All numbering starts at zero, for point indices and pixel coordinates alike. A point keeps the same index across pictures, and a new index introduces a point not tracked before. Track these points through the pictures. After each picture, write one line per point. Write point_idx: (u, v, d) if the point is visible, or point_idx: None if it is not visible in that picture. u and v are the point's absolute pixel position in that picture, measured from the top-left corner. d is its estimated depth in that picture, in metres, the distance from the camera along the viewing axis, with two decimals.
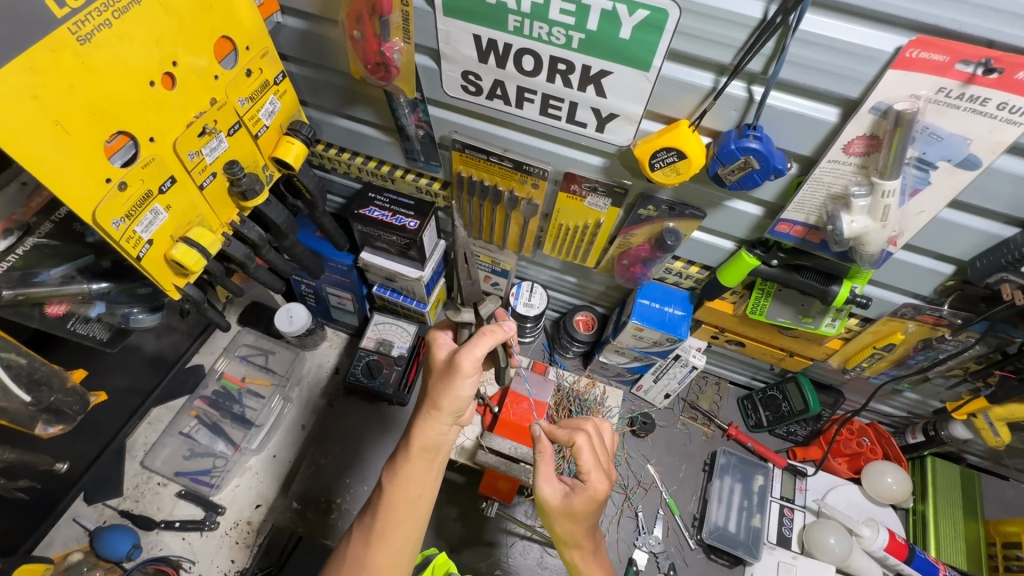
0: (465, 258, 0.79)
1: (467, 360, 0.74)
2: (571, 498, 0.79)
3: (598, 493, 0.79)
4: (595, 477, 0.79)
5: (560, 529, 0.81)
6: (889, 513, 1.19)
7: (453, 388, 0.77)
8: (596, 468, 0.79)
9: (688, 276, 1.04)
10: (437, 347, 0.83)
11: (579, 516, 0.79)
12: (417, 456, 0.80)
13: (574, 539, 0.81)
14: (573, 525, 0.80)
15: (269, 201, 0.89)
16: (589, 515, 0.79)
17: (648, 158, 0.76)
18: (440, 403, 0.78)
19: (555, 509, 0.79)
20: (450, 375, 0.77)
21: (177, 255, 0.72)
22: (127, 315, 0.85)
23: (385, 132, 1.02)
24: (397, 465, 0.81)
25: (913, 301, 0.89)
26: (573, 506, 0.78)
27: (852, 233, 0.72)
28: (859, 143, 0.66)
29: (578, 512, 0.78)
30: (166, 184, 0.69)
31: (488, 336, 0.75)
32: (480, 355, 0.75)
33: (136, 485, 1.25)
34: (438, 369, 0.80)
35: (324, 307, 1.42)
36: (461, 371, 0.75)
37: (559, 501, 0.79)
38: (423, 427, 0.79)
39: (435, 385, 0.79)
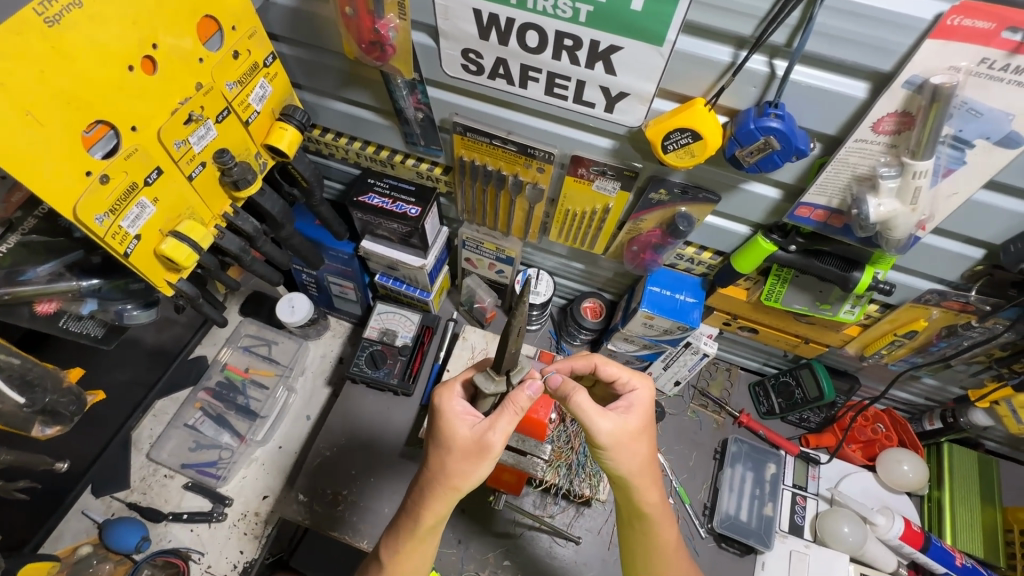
0: (518, 330, 0.69)
1: (498, 439, 0.75)
2: (629, 418, 0.80)
3: (647, 400, 0.83)
4: (639, 386, 0.85)
5: (629, 461, 0.79)
6: (904, 501, 1.17)
7: (474, 469, 0.76)
8: (633, 373, 0.86)
9: (700, 262, 1.00)
10: (451, 418, 0.78)
11: (641, 433, 0.80)
12: (425, 534, 0.80)
13: (643, 472, 0.81)
14: (640, 446, 0.80)
15: (264, 191, 0.85)
16: (646, 428, 0.82)
17: (661, 140, 0.72)
18: (459, 482, 0.77)
19: (622, 433, 0.78)
20: (477, 453, 0.75)
21: (167, 250, 0.69)
22: (121, 312, 0.83)
23: (383, 116, 0.98)
24: (399, 543, 0.82)
25: (938, 286, 0.85)
26: (634, 418, 0.80)
27: (879, 218, 0.67)
28: (890, 121, 0.62)
29: (639, 425, 0.80)
30: (152, 175, 0.65)
31: (513, 414, 0.74)
32: (508, 433, 0.75)
33: (144, 478, 1.25)
34: (460, 447, 0.76)
35: (326, 296, 1.40)
36: (489, 453, 0.75)
37: (619, 429, 0.78)
38: (431, 507, 0.79)
39: (453, 461, 0.76)
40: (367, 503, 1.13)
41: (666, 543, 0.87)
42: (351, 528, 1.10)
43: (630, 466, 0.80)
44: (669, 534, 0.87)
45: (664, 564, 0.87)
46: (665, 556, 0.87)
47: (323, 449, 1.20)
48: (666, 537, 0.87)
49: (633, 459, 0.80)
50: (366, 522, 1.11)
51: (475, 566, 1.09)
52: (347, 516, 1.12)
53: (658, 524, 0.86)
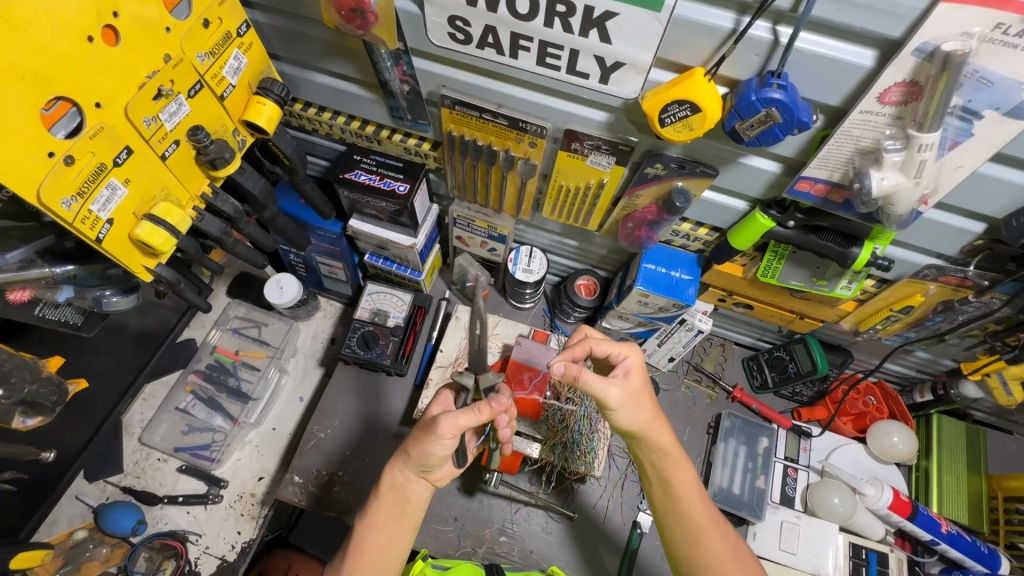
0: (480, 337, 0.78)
1: (447, 426, 0.76)
2: (630, 380, 0.82)
3: (641, 358, 0.85)
4: (630, 352, 0.85)
5: (636, 418, 0.81)
6: (892, 471, 1.19)
7: (425, 445, 0.77)
8: (623, 343, 0.86)
9: (697, 239, 0.98)
10: (433, 406, 0.88)
11: (644, 390, 0.83)
12: (386, 502, 0.82)
13: (653, 424, 0.83)
14: (644, 405, 0.82)
15: (244, 170, 0.81)
16: (646, 389, 0.84)
17: (658, 112, 0.69)
18: (415, 454, 0.80)
19: (625, 398, 0.81)
20: (427, 430, 0.78)
21: (142, 234, 0.65)
22: (99, 298, 0.81)
23: (368, 89, 0.93)
24: (371, 511, 0.83)
25: (937, 261, 0.83)
26: (635, 381, 0.82)
27: (881, 192, 0.65)
28: (897, 91, 0.59)
29: (641, 387, 0.82)
30: (122, 155, 0.61)
31: (477, 412, 0.76)
32: (462, 426, 0.76)
33: (137, 462, 1.24)
34: (422, 420, 0.83)
35: (315, 277, 1.37)
36: (439, 433, 0.76)
37: (624, 394, 0.81)
38: (393, 470, 0.83)
39: (414, 439, 0.80)
40: (363, 483, 1.12)
41: (685, 487, 0.83)
42: (347, 508, 1.10)
43: (645, 417, 0.82)
44: (689, 481, 0.84)
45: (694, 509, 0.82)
46: (687, 499, 0.82)
47: (316, 430, 1.17)
48: (685, 483, 0.84)
49: (642, 416, 0.82)
50: (362, 502, 1.10)
51: (471, 543, 1.10)
52: (343, 495, 1.11)
53: (674, 468, 0.84)
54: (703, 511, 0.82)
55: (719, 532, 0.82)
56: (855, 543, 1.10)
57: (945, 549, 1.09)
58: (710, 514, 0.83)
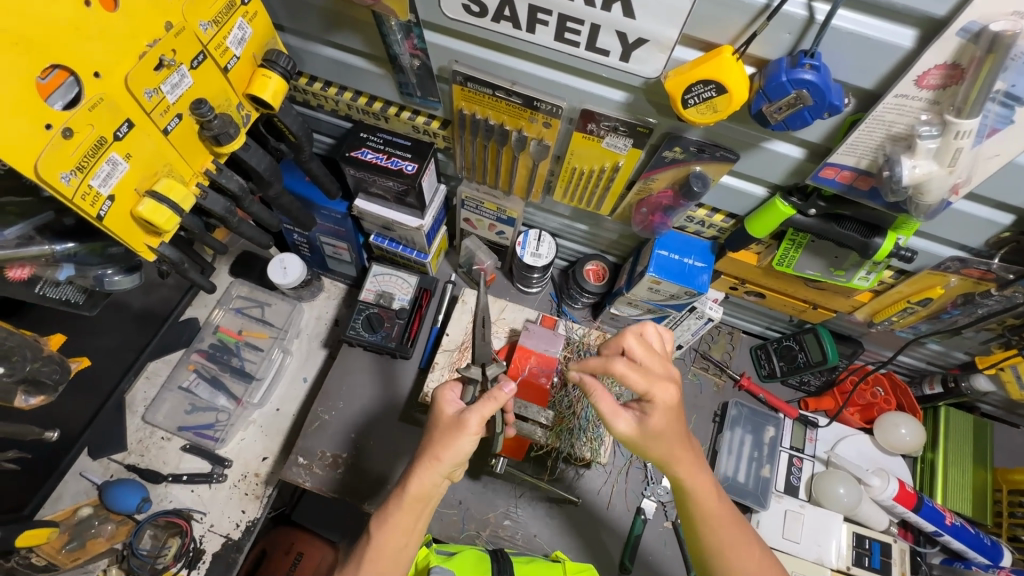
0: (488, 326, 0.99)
1: (474, 420, 0.78)
2: (648, 422, 0.78)
3: (673, 395, 0.77)
4: (659, 389, 0.77)
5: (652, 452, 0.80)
6: (898, 462, 1.18)
7: (455, 443, 0.78)
8: (653, 381, 0.77)
9: (711, 225, 0.96)
10: (444, 403, 0.84)
11: (669, 431, 0.78)
12: (409, 505, 0.79)
13: (676, 456, 0.79)
14: (666, 442, 0.78)
15: (248, 146, 0.78)
16: (672, 426, 0.78)
17: (682, 93, 0.66)
18: (442, 455, 0.79)
19: (642, 433, 0.78)
20: (454, 429, 0.79)
21: (144, 212, 0.63)
22: (100, 277, 0.79)
23: (376, 63, 0.90)
24: (389, 512, 0.80)
25: (959, 253, 0.81)
26: (653, 426, 0.77)
27: (913, 181, 0.63)
28: (936, 74, 0.56)
29: (664, 429, 0.77)
30: (123, 129, 0.59)
31: (492, 401, 0.79)
32: (485, 417, 0.79)
33: (141, 440, 1.24)
34: (444, 422, 0.82)
35: (319, 257, 1.34)
36: (466, 431, 0.78)
37: (639, 430, 0.79)
38: (418, 476, 0.79)
39: (438, 436, 0.80)
40: (367, 465, 1.12)
41: (707, 512, 0.82)
42: (352, 490, 1.09)
43: (664, 450, 0.79)
44: (712, 506, 0.82)
45: (717, 530, 0.81)
46: (707, 523, 0.82)
47: (321, 411, 1.17)
48: (706, 508, 0.82)
49: (659, 451, 0.79)
50: (367, 483, 1.10)
51: (476, 526, 1.10)
52: (348, 477, 1.11)
53: (695, 496, 0.82)
54: (729, 530, 0.82)
55: (744, 548, 0.81)
56: (858, 533, 1.10)
57: (947, 541, 1.09)
58: (735, 534, 0.82)
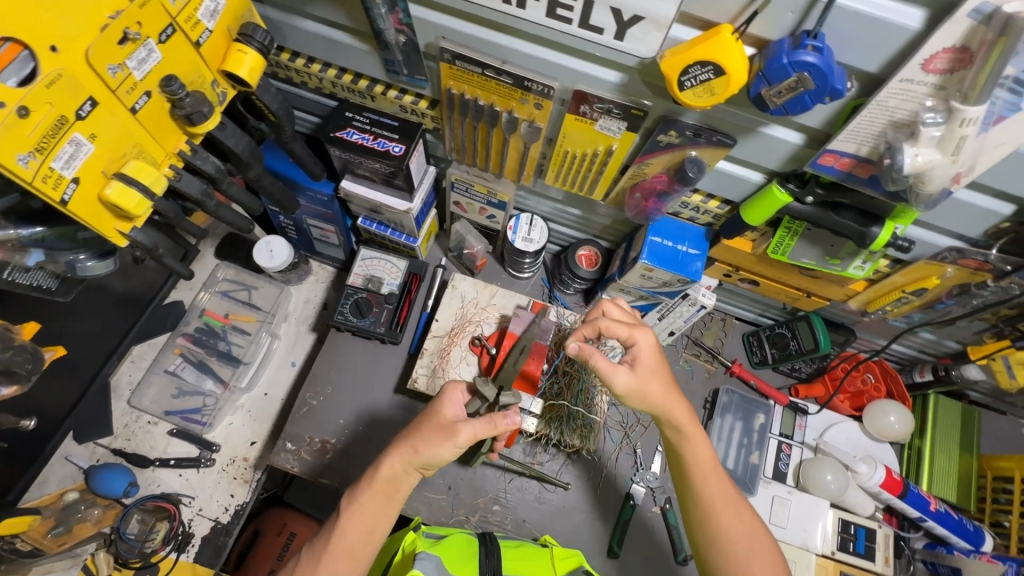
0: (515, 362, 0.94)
1: (466, 433, 0.79)
2: (638, 365, 0.82)
3: (653, 340, 0.83)
4: (644, 336, 0.83)
5: (650, 398, 0.81)
6: (886, 449, 1.19)
7: (437, 447, 0.79)
8: (633, 328, 0.83)
9: (706, 212, 0.94)
10: (444, 405, 0.84)
11: (657, 372, 0.82)
12: (376, 493, 0.81)
13: (670, 402, 0.82)
14: (658, 381, 0.82)
15: (225, 125, 0.75)
16: (659, 364, 0.83)
17: (677, 75, 0.63)
18: (421, 449, 0.80)
19: (638, 376, 0.81)
20: (444, 433, 0.80)
21: (113, 196, 0.60)
22: (72, 263, 0.76)
23: (360, 38, 0.86)
24: (356, 497, 0.81)
25: (957, 243, 0.80)
26: (644, 366, 0.82)
27: (914, 170, 0.61)
28: (943, 58, 0.54)
29: (653, 367, 0.82)
30: (86, 107, 0.55)
31: (490, 424, 0.80)
32: (477, 435, 0.80)
33: (127, 424, 1.22)
34: (436, 422, 0.82)
35: (306, 239, 1.31)
36: (452, 440, 0.79)
37: (634, 377, 0.81)
38: (387, 461, 0.81)
39: (426, 433, 0.81)
40: (356, 452, 1.11)
41: (700, 463, 0.83)
42: (340, 475, 1.09)
43: (658, 391, 0.82)
44: (706, 456, 0.83)
45: (710, 480, 0.82)
46: (700, 476, 0.83)
47: (309, 397, 1.15)
48: (701, 457, 0.83)
49: (656, 396, 0.82)
50: (356, 469, 1.09)
51: (465, 511, 1.10)
52: (336, 463, 1.10)
53: (689, 442, 0.83)
54: (719, 486, 0.82)
55: (732, 501, 0.82)
56: (845, 518, 1.11)
57: (931, 526, 1.11)
58: (724, 485, 0.83)
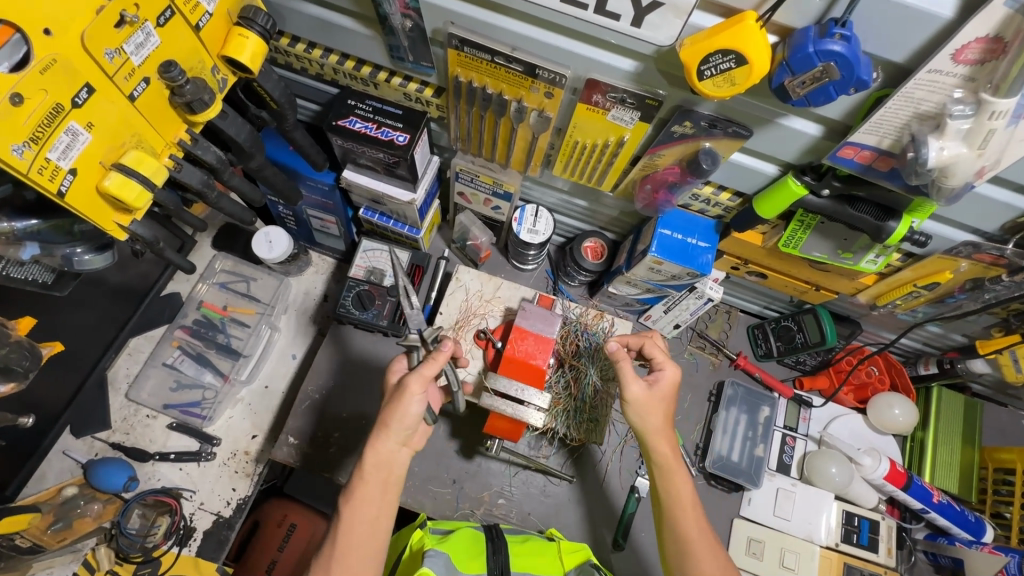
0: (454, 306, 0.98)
1: (415, 381, 0.80)
2: (655, 388, 0.87)
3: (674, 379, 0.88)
4: (668, 367, 0.89)
5: (650, 419, 0.86)
6: (889, 442, 1.20)
7: (402, 405, 0.80)
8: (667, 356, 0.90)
9: (717, 204, 0.92)
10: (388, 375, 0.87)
11: (665, 403, 0.87)
12: (373, 476, 0.79)
13: (660, 431, 0.85)
14: (660, 409, 0.87)
15: (225, 114, 0.72)
16: (671, 399, 0.88)
17: (698, 63, 0.61)
18: (393, 420, 0.80)
19: (650, 396, 0.86)
20: (395, 394, 0.81)
21: (112, 188, 0.58)
22: (69, 257, 0.74)
23: (364, 23, 0.83)
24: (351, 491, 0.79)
25: (972, 237, 0.79)
26: (661, 390, 0.87)
27: (939, 163, 0.60)
28: (976, 48, 0.52)
29: (661, 399, 0.87)
30: (82, 95, 0.53)
31: (435, 361, 0.82)
32: (429, 376, 0.81)
33: (125, 418, 1.20)
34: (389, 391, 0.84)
35: (306, 230, 1.29)
36: (408, 391, 0.80)
37: (645, 396, 0.86)
38: (373, 446, 0.80)
39: (387, 403, 0.82)
40: (359, 446, 1.10)
41: (678, 501, 0.83)
42: (344, 469, 1.08)
43: (654, 427, 0.86)
44: (685, 492, 0.83)
45: (685, 517, 0.82)
46: (676, 512, 0.82)
47: (311, 391, 1.14)
48: (683, 494, 0.83)
49: (653, 422, 0.86)
50: (360, 463, 1.08)
51: (470, 505, 1.09)
52: (340, 457, 1.09)
53: (668, 478, 0.84)
54: (694, 522, 0.81)
55: (706, 538, 0.80)
56: (849, 511, 1.12)
57: (933, 518, 1.11)
58: (700, 523, 0.81)
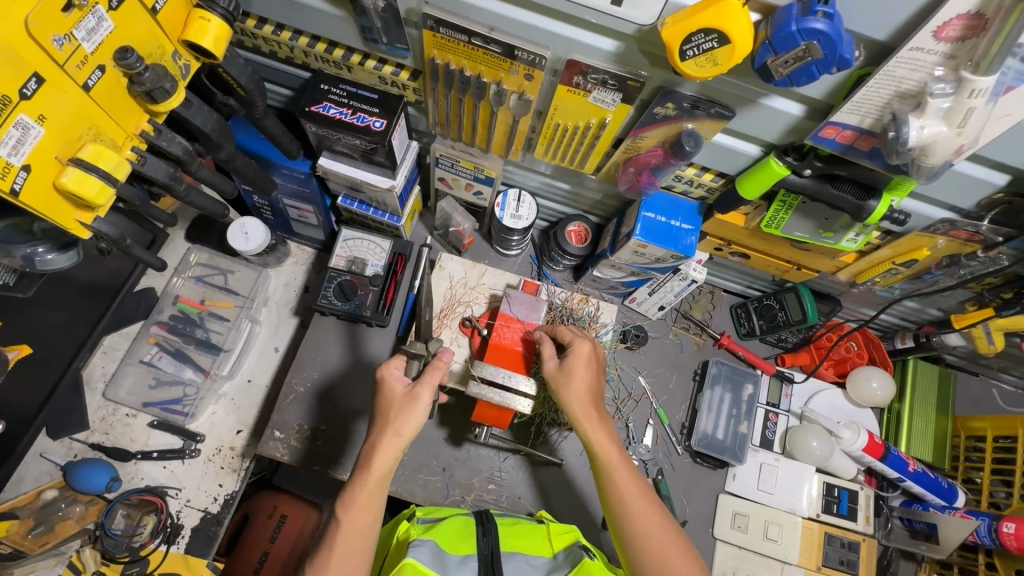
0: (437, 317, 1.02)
1: (425, 389, 0.81)
2: (566, 362, 0.88)
3: (587, 351, 0.89)
4: (578, 341, 0.90)
5: (570, 393, 0.86)
6: (867, 414, 1.23)
7: (412, 416, 0.79)
8: (575, 335, 0.92)
9: (700, 185, 0.92)
10: (390, 381, 0.84)
11: (580, 376, 0.87)
12: (378, 485, 0.77)
13: (585, 402, 0.85)
14: (577, 383, 0.86)
15: (190, 103, 0.68)
16: (583, 372, 0.87)
17: (679, 43, 0.60)
18: (403, 429, 0.79)
19: (563, 372, 0.88)
20: (408, 403, 0.80)
21: (70, 184, 0.55)
22: (30, 257, 0.71)
23: (334, 3, 0.79)
24: (353, 498, 0.75)
25: (949, 214, 0.80)
26: (575, 365, 0.88)
27: (919, 142, 0.59)
28: (957, 25, 0.52)
29: (575, 369, 0.87)
30: (31, 85, 0.50)
31: (437, 369, 0.85)
32: (435, 387, 0.83)
33: (104, 418, 1.17)
34: (394, 400, 0.82)
35: (283, 220, 1.25)
36: (419, 403, 0.81)
37: (558, 371, 0.88)
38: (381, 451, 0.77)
39: (393, 413, 0.80)
40: (347, 438, 1.09)
41: (607, 465, 0.81)
42: (332, 461, 1.07)
43: (574, 402, 0.85)
44: (612, 455, 0.81)
45: (615, 481, 0.79)
46: (608, 478, 0.80)
47: (295, 384, 1.12)
48: (605, 456, 0.81)
49: (573, 392, 0.86)
50: (350, 454, 1.08)
51: (460, 491, 1.10)
52: (327, 450, 1.08)
53: (593, 446, 0.82)
54: (633, 485, 0.78)
55: (639, 497, 0.77)
56: (829, 482, 1.15)
57: (908, 485, 1.15)
58: (632, 485, 0.79)
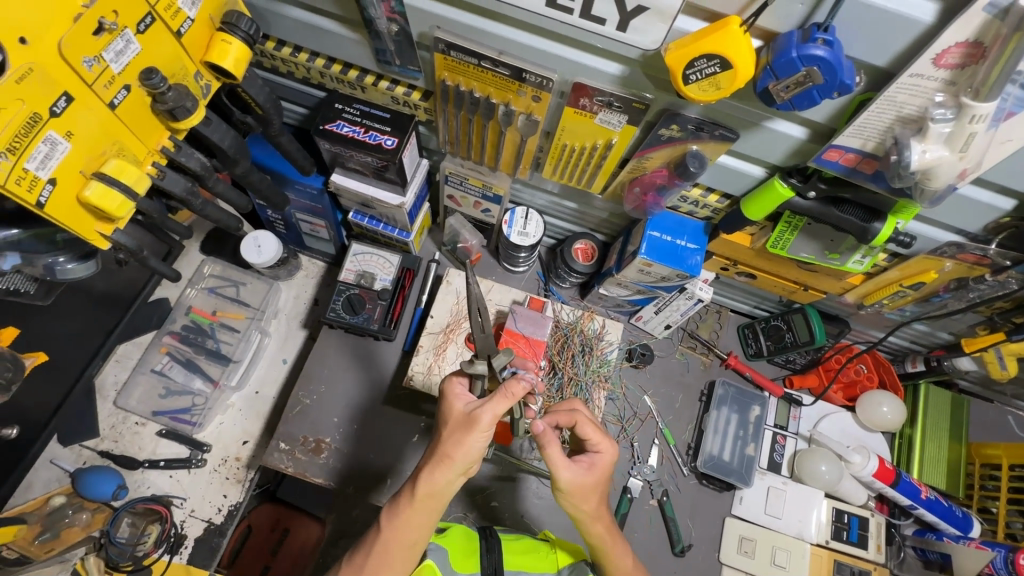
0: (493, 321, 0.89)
1: (485, 416, 0.73)
2: (589, 472, 0.79)
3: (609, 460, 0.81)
4: (604, 448, 0.82)
5: (585, 504, 0.80)
6: (878, 439, 1.21)
7: (466, 441, 0.74)
8: (602, 435, 0.82)
9: (705, 206, 0.93)
10: (451, 398, 0.78)
11: (597, 487, 0.80)
12: (420, 504, 0.76)
13: (596, 513, 0.81)
14: (593, 497, 0.80)
15: (209, 120, 0.71)
16: (600, 485, 0.81)
17: (682, 68, 0.61)
18: (453, 454, 0.74)
19: (584, 483, 0.79)
20: (464, 426, 0.74)
21: (93, 198, 0.57)
22: (52, 266, 0.75)
23: (349, 27, 0.82)
24: (396, 511, 0.77)
25: (956, 238, 0.80)
26: (596, 475, 0.80)
27: (921, 166, 0.60)
28: (956, 53, 0.53)
29: (597, 482, 0.80)
30: (60, 104, 0.52)
31: (505, 397, 0.74)
32: (499, 414, 0.74)
33: (113, 426, 1.19)
34: (453, 419, 0.77)
35: (295, 234, 1.28)
36: (477, 428, 0.73)
37: (576, 477, 0.78)
38: (428, 476, 0.75)
39: (447, 435, 0.75)
40: (352, 452, 1.09)
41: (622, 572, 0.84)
42: (335, 475, 1.07)
43: (590, 514, 0.81)
44: (627, 562, 0.84)
45: None
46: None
47: (301, 396, 1.13)
48: (621, 563, 0.84)
49: (587, 505, 0.80)
50: (354, 468, 1.08)
51: (462, 508, 1.09)
52: (332, 463, 1.08)
53: (606, 552, 0.83)
54: None
55: None
56: (838, 508, 1.13)
57: (921, 514, 1.12)
58: None
